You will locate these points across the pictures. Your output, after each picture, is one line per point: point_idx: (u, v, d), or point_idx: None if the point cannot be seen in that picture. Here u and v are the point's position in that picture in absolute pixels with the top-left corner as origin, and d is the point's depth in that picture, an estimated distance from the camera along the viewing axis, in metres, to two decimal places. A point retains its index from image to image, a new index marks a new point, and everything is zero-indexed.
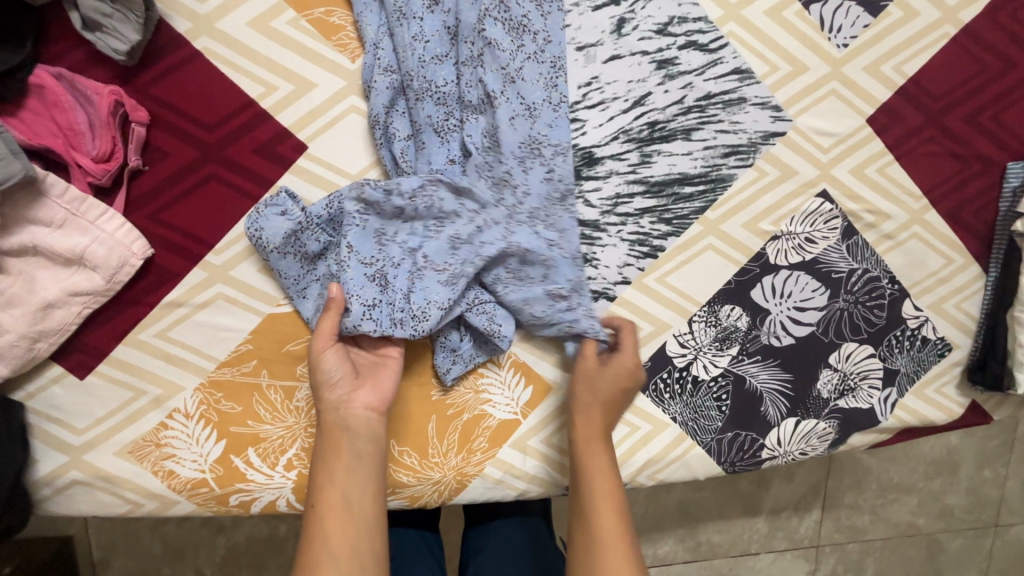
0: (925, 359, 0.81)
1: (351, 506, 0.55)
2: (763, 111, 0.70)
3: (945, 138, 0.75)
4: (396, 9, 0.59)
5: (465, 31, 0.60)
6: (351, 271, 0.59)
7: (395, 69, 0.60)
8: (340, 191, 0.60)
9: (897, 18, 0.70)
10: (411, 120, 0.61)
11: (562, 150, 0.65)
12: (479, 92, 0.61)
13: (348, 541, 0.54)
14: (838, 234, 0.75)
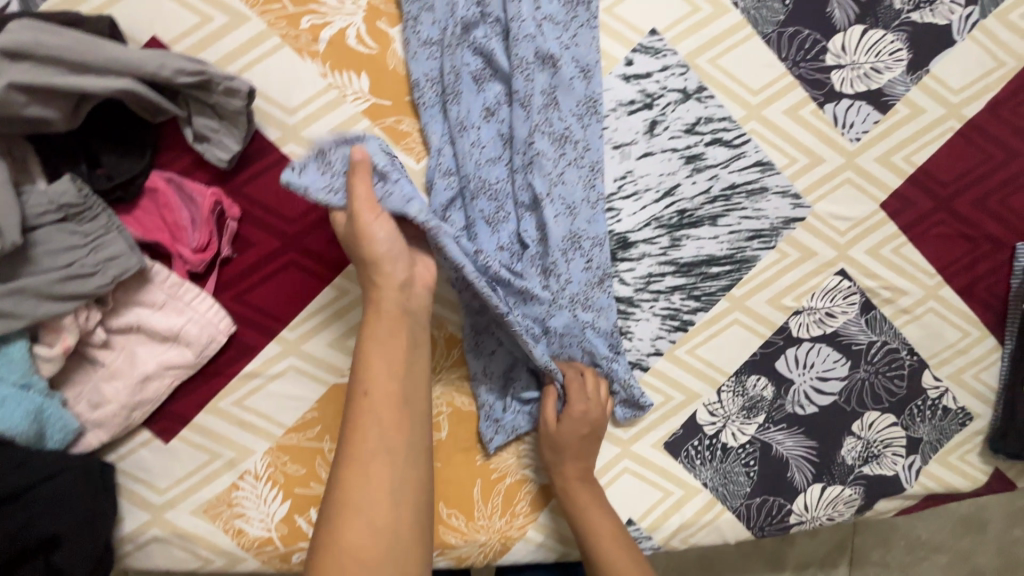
0: (947, 427, 0.84)
1: (395, 393, 0.56)
2: (784, 199, 0.76)
3: (955, 220, 0.80)
4: (458, 121, 0.67)
5: (518, 140, 0.68)
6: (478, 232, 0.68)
7: (456, 169, 0.68)
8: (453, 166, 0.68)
9: (905, 115, 0.77)
10: (466, 214, 0.69)
11: (600, 241, 0.71)
12: (529, 192, 0.69)
13: (387, 441, 0.54)
14: (857, 308, 0.80)
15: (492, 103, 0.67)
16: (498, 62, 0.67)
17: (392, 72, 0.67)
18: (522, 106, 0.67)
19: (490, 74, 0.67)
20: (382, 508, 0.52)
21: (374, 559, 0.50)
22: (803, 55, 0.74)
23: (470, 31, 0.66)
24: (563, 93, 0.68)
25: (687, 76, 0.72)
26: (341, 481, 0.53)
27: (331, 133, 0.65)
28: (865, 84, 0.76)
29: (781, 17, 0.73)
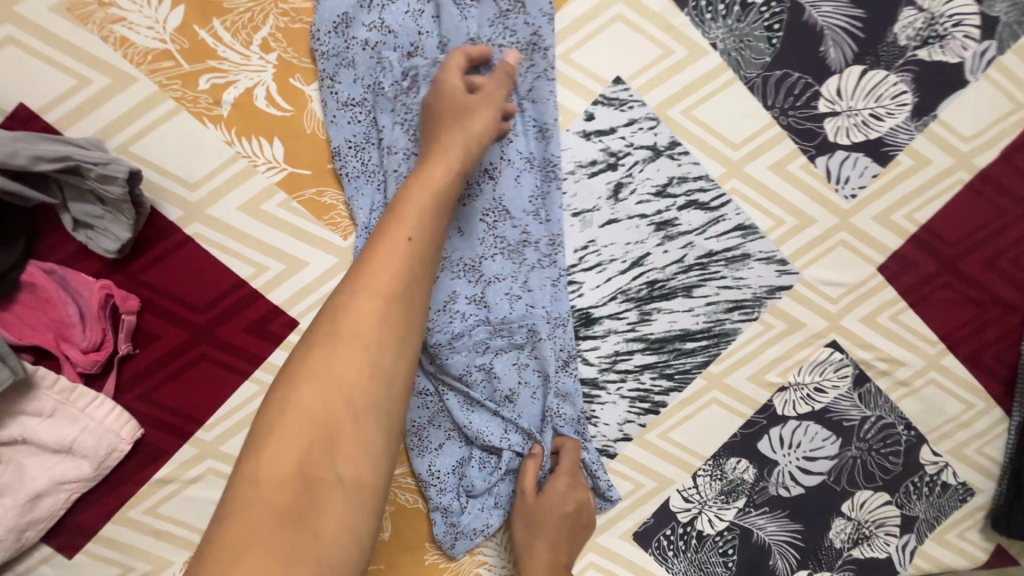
0: (946, 504, 0.77)
1: (392, 286, 0.43)
2: (768, 266, 0.67)
3: (962, 283, 0.71)
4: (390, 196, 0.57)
5: (512, 213, 0.61)
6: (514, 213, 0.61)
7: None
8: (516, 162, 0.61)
9: (908, 167, 0.68)
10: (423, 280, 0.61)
11: (562, 321, 0.64)
12: (507, 259, 0.62)
13: (373, 341, 0.41)
14: (849, 382, 0.72)
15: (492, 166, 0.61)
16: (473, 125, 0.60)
17: (310, 137, 0.57)
18: (513, 173, 0.61)
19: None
20: (355, 424, 0.40)
21: (350, 440, 0.39)
22: (792, 101, 0.65)
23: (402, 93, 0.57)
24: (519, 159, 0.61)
25: (657, 130, 0.63)
26: (322, 331, 0.41)
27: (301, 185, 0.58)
28: (863, 134, 0.66)
29: (766, 58, 0.64)
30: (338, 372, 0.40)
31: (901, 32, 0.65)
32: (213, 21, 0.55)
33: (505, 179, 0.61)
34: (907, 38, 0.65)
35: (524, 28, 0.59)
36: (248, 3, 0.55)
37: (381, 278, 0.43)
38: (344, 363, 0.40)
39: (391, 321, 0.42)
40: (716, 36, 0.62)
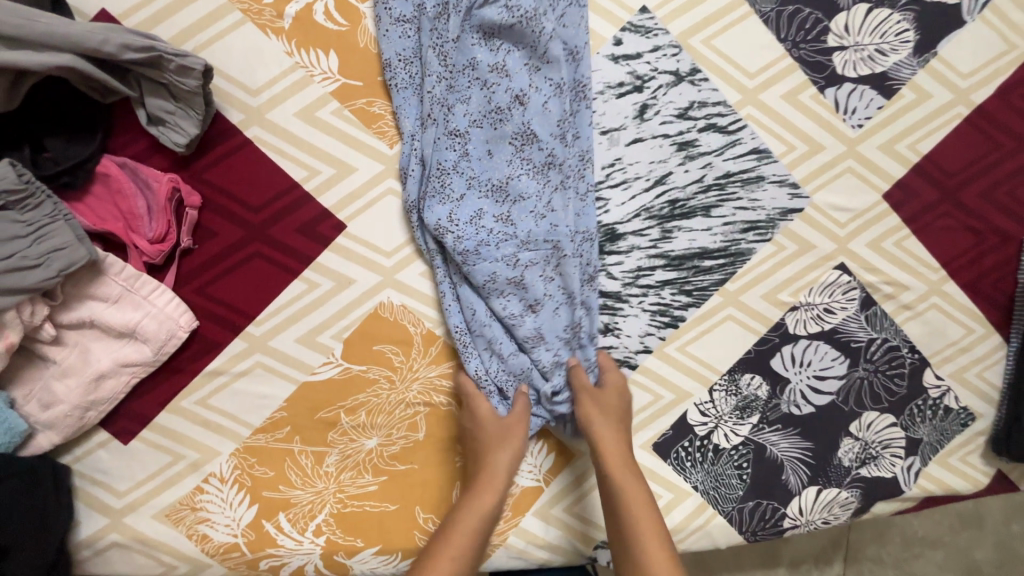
0: (949, 428, 0.81)
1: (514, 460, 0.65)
2: (781, 189, 0.72)
3: (961, 213, 0.76)
4: (438, 103, 0.63)
5: (540, 137, 0.64)
6: (540, 128, 0.64)
7: (459, 136, 0.63)
8: (543, 77, 0.64)
9: (910, 100, 0.73)
10: (457, 186, 0.64)
11: (591, 237, 0.67)
12: (534, 179, 0.65)
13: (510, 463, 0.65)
14: (856, 304, 0.76)
15: (520, 91, 0.64)
16: (507, 40, 0.63)
17: (363, 50, 0.63)
18: (542, 100, 0.64)
19: (473, 52, 0.63)
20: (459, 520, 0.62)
21: None
22: (804, 35, 0.70)
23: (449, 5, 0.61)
24: (548, 83, 0.64)
25: (679, 57, 0.68)
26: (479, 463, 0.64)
27: (348, 92, 0.63)
28: (869, 68, 0.72)
29: None
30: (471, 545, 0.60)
31: None
32: None
33: (534, 105, 0.64)
34: None
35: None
36: None
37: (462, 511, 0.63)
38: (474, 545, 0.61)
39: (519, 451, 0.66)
40: None
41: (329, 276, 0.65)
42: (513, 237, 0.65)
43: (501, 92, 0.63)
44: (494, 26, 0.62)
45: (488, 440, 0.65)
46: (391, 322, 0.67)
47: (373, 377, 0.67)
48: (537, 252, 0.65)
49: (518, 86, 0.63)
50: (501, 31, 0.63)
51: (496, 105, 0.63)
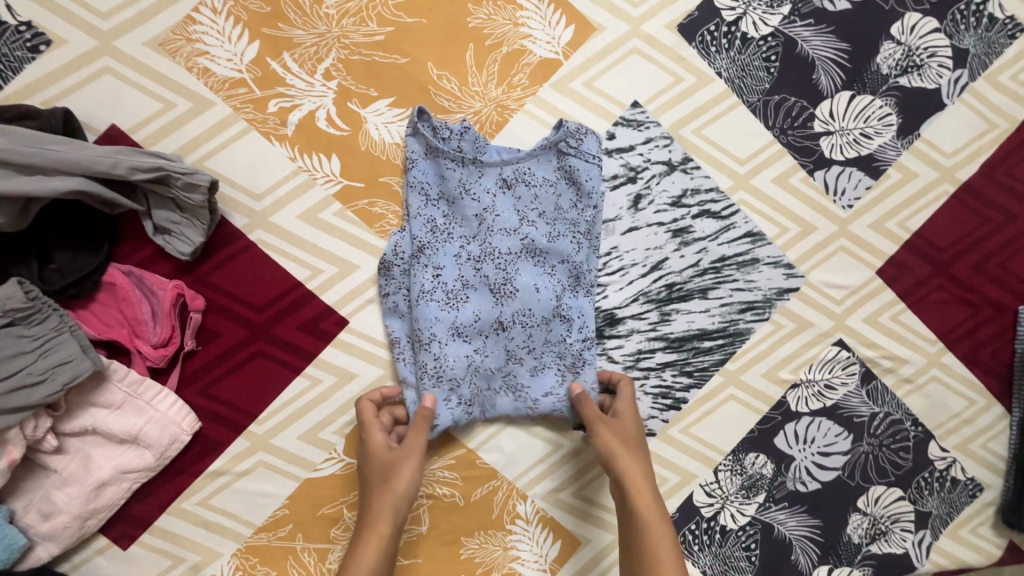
0: (957, 500, 0.80)
1: (375, 572, 0.56)
2: (776, 269, 0.73)
3: (954, 285, 0.77)
4: (445, 288, 0.65)
5: (530, 320, 0.67)
6: (531, 315, 0.67)
7: (456, 304, 0.65)
8: (549, 284, 0.67)
9: (897, 179, 0.75)
10: (438, 343, 0.65)
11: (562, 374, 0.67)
12: (511, 363, 0.67)
13: (402, 500, 0.58)
14: (857, 379, 0.76)
15: (520, 282, 0.66)
16: (515, 319, 0.66)
17: (365, 153, 0.64)
18: (543, 296, 0.67)
19: (490, 244, 0.66)
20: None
21: None
22: (790, 122, 0.72)
23: (461, 291, 0.65)
24: (554, 282, 0.67)
25: (671, 147, 0.70)
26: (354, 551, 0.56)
27: (349, 194, 0.64)
28: (856, 150, 0.74)
29: (765, 85, 0.72)
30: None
31: (882, 62, 0.73)
32: (283, 54, 0.62)
33: (534, 300, 0.66)
34: (888, 67, 0.74)
35: (570, 245, 0.67)
36: (315, 39, 0.63)
37: (377, 526, 0.57)
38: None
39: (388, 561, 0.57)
40: (721, 66, 0.71)
41: (332, 372, 0.65)
42: (480, 374, 0.66)
43: (503, 279, 0.66)
44: (502, 308, 0.66)
45: (377, 472, 0.60)
46: None
47: None
48: (514, 370, 0.67)
49: (524, 360, 0.67)
50: (509, 310, 0.66)
51: (498, 288, 0.66)
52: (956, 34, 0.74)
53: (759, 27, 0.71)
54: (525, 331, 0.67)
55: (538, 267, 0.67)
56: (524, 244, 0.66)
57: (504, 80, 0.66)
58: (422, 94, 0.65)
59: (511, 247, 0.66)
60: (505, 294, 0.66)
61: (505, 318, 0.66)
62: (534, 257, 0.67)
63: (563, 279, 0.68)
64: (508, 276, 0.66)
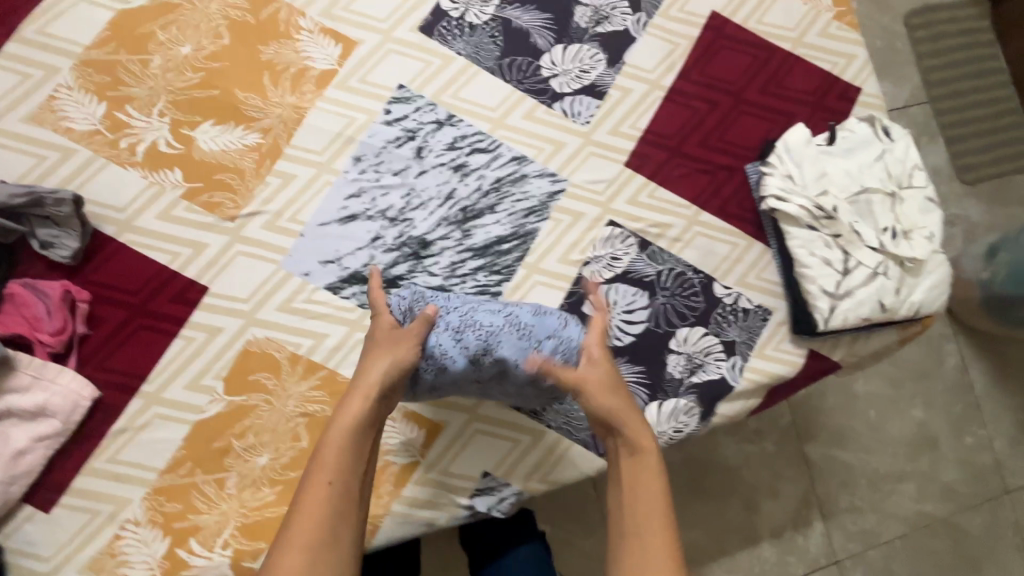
0: (753, 325, 0.96)
1: (341, 484, 0.66)
2: (543, 179, 0.95)
3: (689, 161, 0.99)
4: (440, 336, 0.78)
5: (511, 375, 0.79)
6: (513, 375, 0.79)
7: (443, 349, 0.78)
8: (539, 352, 0.78)
9: (618, 96, 0.99)
10: (431, 373, 0.78)
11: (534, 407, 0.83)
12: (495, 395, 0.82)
13: (363, 421, 0.70)
14: (636, 247, 0.95)
15: (497, 341, 0.78)
16: (493, 375, 0.79)
17: (201, 161, 0.85)
18: (522, 357, 0.78)
19: (477, 315, 0.80)
20: (321, 494, 0.64)
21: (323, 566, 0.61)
22: (523, 75, 0.97)
23: (450, 351, 0.78)
24: (530, 338, 0.79)
25: (437, 110, 0.93)
26: (311, 483, 0.64)
27: (194, 192, 0.85)
28: (580, 83, 0.98)
29: (496, 53, 0.97)
30: (304, 565, 0.60)
31: (580, 20, 1.00)
32: (126, 107, 0.85)
33: (513, 357, 0.78)
34: (585, 22, 1.00)
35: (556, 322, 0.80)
36: (147, 92, 0.86)
37: (333, 446, 0.67)
38: (315, 520, 0.63)
39: (352, 483, 0.66)
40: (458, 47, 0.96)
41: (202, 329, 0.82)
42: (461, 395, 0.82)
43: (488, 335, 0.78)
44: (483, 368, 0.78)
45: (385, 342, 0.75)
46: (260, 353, 0.83)
47: (252, 403, 0.82)
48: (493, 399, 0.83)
49: (497, 394, 0.82)
50: (488, 370, 0.79)
51: (472, 343, 0.78)
52: None
53: (480, 16, 0.97)
54: (512, 383, 0.79)
55: (523, 342, 0.78)
56: (506, 318, 0.80)
57: (296, 90, 0.90)
58: (237, 113, 0.87)
59: (494, 321, 0.79)
60: (490, 365, 0.78)
61: (482, 379, 0.79)
62: (516, 330, 0.79)
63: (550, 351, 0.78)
64: (489, 346, 0.78)
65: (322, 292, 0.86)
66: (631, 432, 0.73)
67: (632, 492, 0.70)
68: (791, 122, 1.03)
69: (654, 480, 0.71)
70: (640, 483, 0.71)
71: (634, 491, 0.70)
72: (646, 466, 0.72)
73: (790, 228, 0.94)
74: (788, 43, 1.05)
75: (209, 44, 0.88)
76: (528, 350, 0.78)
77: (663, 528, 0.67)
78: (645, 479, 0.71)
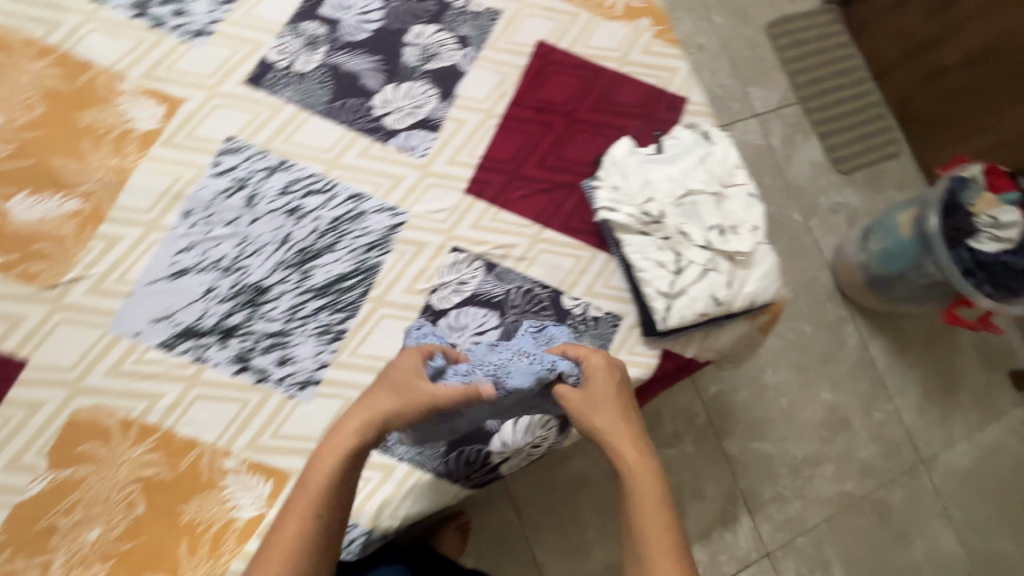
0: (605, 332, 0.99)
1: (302, 526, 0.70)
2: (383, 213, 0.96)
3: (528, 182, 1.03)
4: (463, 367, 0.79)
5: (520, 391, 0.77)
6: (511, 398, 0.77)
7: (468, 372, 0.78)
8: (552, 363, 0.78)
9: (453, 128, 1.03)
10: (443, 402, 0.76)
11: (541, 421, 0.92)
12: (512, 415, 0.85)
13: (375, 424, 0.75)
14: (482, 270, 0.98)
15: (522, 352, 0.79)
16: (509, 393, 0.77)
17: (16, 233, 0.84)
18: (543, 365, 0.78)
19: (514, 345, 0.81)
20: (292, 529, 0.70)
21: None
22: (356, 115, 1.00)
23: (472, 374, 0.77)
24: (540, 361, 0.78)
25: (268, 158, 0.95)
26: (287, 514, 0.70)
27: (8, 265, 0.83)
28: (413, 118, 1.02)
29: (326, 98, 0.99)
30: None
31: (409, 59, 1.04)
32: None
33: (531, 367, 0.77)
34: (414, 61, 1.04)
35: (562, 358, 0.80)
36: None
37: (314, 482, 0.72)
38: (289, 556, 0.68)
39: (328, 525, 0.71)
40: (288, 95, 0.98)
41: (22, 404, 0.79)
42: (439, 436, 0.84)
43: (520, 355, 0.78)
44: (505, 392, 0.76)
45: (396, 384, 0.76)
46: (88, 421, 0.80)
47: (80, 477, 0.79)
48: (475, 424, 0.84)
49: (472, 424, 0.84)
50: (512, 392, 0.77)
51: (504, 359, 0.78)
52: (454, 28, 1.07)
53: (308, 64, 1.00)
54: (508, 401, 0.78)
55: (529, 371, 0.76)
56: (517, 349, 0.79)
57: (117, 152, 0.90)
58: (54, 181, 0.87)
59: (500, 355, 0.79)
60: (506, 398, 0.78)
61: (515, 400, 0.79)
62: (527, 358, 0.78)
63: (568, 367, 0.79)
64: (500, 378, 0.76)
65: (154, 351, 0.84)
66: (626, 447, 0.78)
67: (632, 507, 0.75)
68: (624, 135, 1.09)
69: (651, 502, 0.75)
70: (642, 493, 0.75)
71: (635, 511, 0.75)
72: (648, 474, 0.77)
73: (624, 236, 0.98)
74: (614, 62, 1.11)
75: (22, 116, 0.88)
76: (539, 377, 0.77)
77: (665, 545, 0.72)
78: (646, 494, 0.75)
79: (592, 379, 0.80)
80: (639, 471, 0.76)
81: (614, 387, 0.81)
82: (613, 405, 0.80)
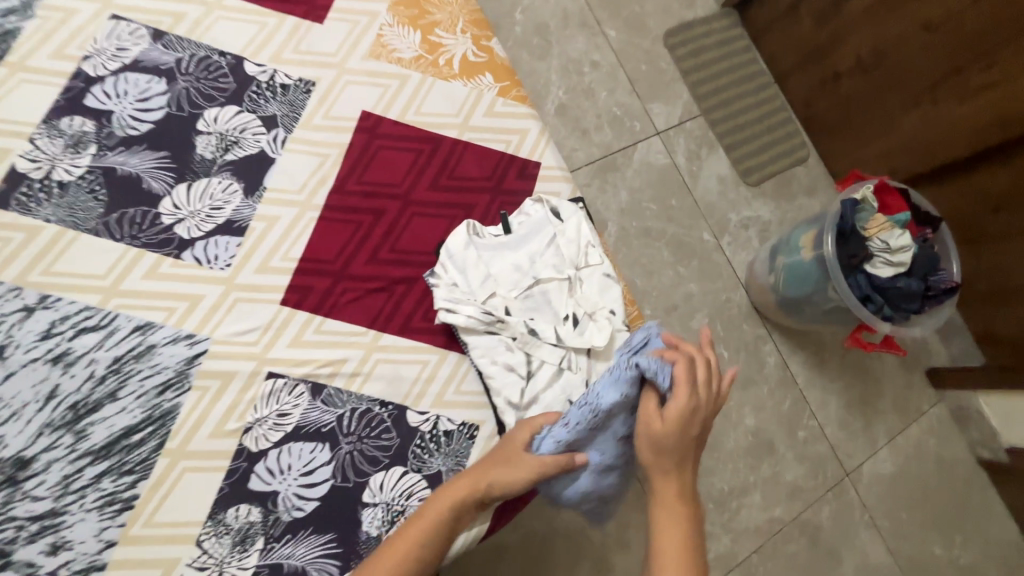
0: (459, 448, 0.87)
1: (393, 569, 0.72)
2: (176, 344, 0.81)
3: (358, 282, 0.90)
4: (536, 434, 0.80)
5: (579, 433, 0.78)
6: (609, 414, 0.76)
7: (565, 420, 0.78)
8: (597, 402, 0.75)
9: (263, 228, 0.88)
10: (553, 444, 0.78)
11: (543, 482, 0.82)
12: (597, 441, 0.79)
13: (510, 472, 0.77)
14: (307, 396, 0.84)
15: (592, 407, 0.75)
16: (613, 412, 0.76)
17: None
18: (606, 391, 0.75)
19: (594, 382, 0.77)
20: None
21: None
22: (138, 228, 0.84)
23: (576, 417, 0.76)
24: (616, 371, 0.75)
25: (23, 295, 0.78)
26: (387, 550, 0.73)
27: None
28: (213, 223, 0.86)
29: (98, 211, 0.83)
30: None
31: (203, 151, 0.88)
32: None
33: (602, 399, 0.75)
34: (211, 152, 0.89)
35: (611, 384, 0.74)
36: None
37: (429, 512, 0.76)
38: (402, 565, 0.73)
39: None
40: (47, 213, 0.81)
41: None
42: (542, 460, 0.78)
43: (559, 427, 0.78)
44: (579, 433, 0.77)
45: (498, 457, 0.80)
46: None
47: None
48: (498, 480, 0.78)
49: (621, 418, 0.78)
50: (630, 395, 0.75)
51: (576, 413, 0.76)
52: (259, 107, 0.92)
53: (73, 171, 0.83)
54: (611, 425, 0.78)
55: (612, 382, 0.74)
56: (575, 409, 0.77)
57: None
58: None
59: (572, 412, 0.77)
60: (605, 419, 0.77)
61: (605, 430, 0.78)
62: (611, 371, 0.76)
63: (625, 381, 0.74)
64: (594, 406, 0.75)
65: None
66: (666, 478, 0.72)
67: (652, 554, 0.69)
68: (471, 213, 0.97)
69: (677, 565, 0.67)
70: (664, 551, 0.69)
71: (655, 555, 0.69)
72: (669, 537, 0.69)
73: (466, 337, 0.88)
74: (454, 128, 0.99)
75: None
76: (625, 381, 0.74)
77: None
78: (664, 555, 0.68)
79: (672, 404, 0.70)
80: (665, 529, 0.70)
81: (678, 423, 0.71)
82: (682, 423, 0.71)
